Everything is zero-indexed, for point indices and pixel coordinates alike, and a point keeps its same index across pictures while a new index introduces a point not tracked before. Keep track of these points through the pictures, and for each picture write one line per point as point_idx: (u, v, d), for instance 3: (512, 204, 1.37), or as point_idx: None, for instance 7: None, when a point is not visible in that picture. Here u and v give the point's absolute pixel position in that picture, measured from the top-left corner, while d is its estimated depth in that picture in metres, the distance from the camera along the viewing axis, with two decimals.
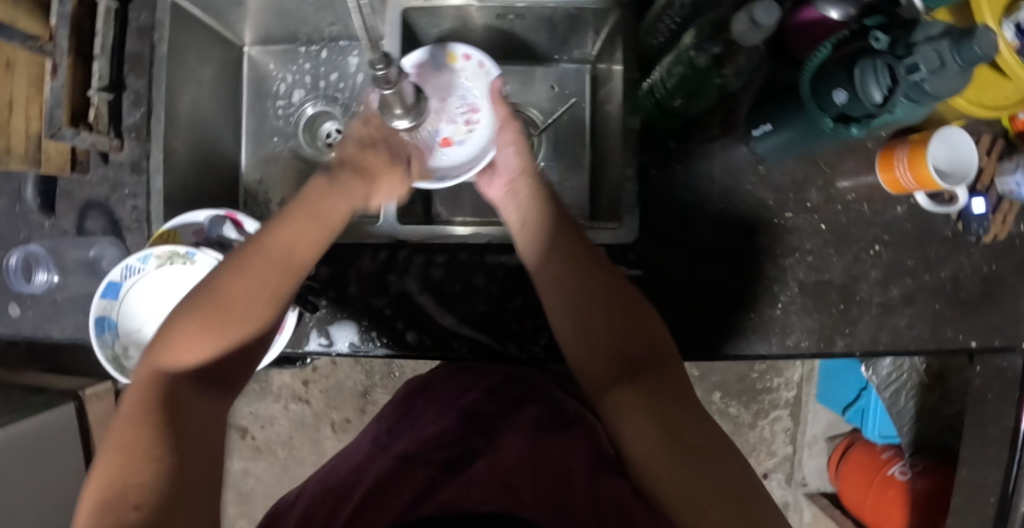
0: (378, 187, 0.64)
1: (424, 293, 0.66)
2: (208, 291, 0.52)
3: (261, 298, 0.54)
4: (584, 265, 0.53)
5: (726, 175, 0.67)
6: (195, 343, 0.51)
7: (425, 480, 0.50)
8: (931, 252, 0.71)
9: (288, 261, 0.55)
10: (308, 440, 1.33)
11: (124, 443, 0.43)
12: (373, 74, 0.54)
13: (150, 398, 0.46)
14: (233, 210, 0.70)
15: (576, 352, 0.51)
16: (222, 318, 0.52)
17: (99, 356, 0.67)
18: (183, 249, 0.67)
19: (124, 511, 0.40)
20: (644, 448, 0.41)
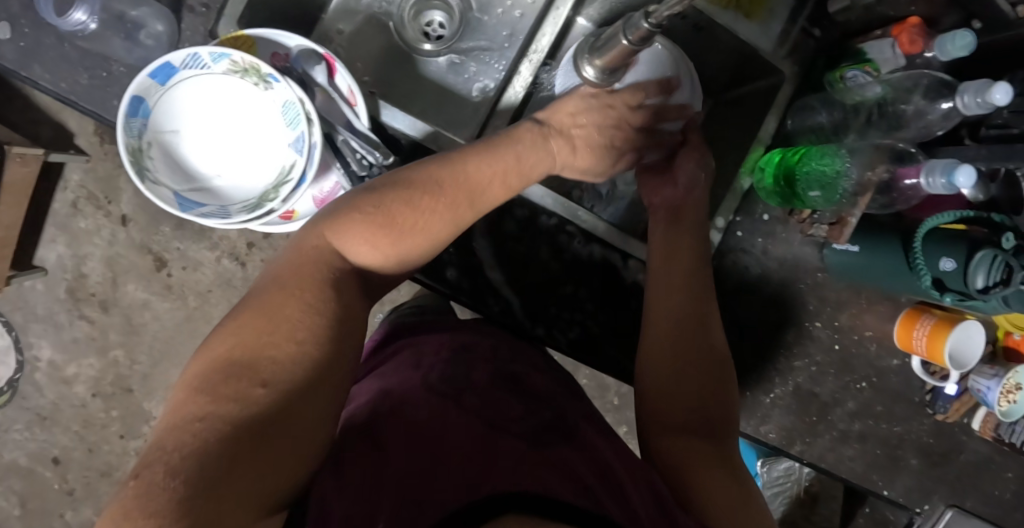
0: (578, 157, 0.61)
1: (485, 237, 0.65)
2: (386, 193, 0.51)
3: (437, 222, 0.52)
4: (689, 319, 0.59)
5: (788, 266, 0.72)
6: (366, 248, 0.49)
7: (513, 455, 0.46)
8: (898, 409, 0.77)
9: (472, 201, 0.53)
10: (226, 302, 1.22)
11: (273, 307, 0.43)
12: (637, 20, 0.44)
13: (305, 270, 0.46)
14: (333, 54, 0.60)
15: (660, 388, 0.58)
16: (404, 231, 0.50)
17: (120, 142, 0.54)
18: (268, 71, 0.56)
19: (253, 383, 0.39)
20: (714, 497, 0.48)
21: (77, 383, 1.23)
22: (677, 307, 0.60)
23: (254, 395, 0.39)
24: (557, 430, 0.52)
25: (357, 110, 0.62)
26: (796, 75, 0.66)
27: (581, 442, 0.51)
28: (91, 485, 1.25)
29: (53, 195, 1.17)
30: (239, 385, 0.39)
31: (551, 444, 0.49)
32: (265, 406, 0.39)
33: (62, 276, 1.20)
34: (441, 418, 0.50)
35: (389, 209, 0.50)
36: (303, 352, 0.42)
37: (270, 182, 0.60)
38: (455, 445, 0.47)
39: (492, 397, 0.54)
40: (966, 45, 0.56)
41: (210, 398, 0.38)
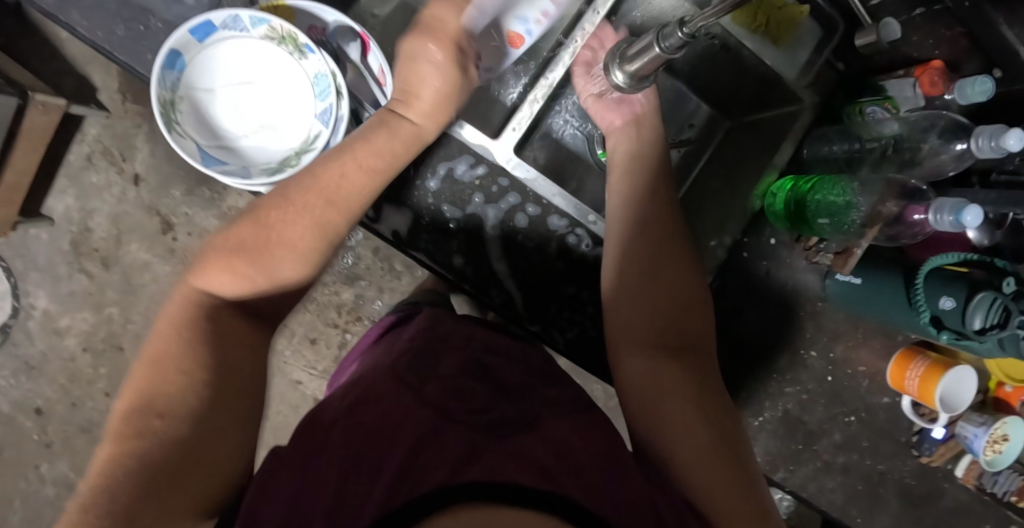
0: (423, 108, 0.61)
1: (495, 229, 0.65)
2: (254, 216, 0.56)
3: (300, 240, 0.56)
4: (657, 287, 0.62)
5: (790, 292, 0.72)
6: (223, 276, 0.55)
7: (466, 434, 0.48)
8: (884, 447, 0.77)
9: (332, 203, 0.57)
10: None
11: (160, 356, 0.51)
12: (670, 28, 0.45)
13: (180, 321, 0.53)
14: (369, 33, 0.60)
15: (631, 324, 0.61)
16: (256, 261, 0.55)
17: (152, 92, 0.55)
18: (304, 41, 0.57)
19: (150, 417, 0.49)
20: (680, 441, 0.55)
21: (69, 336, 1.25)
22: (645, 294, 0.62)
23: (153, 426, 0.48)
24: (517, 421, 0.51)
25: (385, 90, 0.64)
26: (814, 106, 0.67)
27: (539, 427, 0.50)
28: (71, 440, 1.26)
29: (69, 148, 1.20)
30: (146, 423, 0.48)
31: (507, 429, 0.50)
32: (164, 435, 0.48)
33: (68, 228, 1.23)
34: (394, 403, 0.51)
35: (238, 239, 0.55)
36: (189, 381, 0.50)
37: (293, 149, 0.61)
38: (411, 416, 0.49)
39: (456, 381, 0.55)
40: (984, 90, 0.58)
41: (127, 442, 0.48)
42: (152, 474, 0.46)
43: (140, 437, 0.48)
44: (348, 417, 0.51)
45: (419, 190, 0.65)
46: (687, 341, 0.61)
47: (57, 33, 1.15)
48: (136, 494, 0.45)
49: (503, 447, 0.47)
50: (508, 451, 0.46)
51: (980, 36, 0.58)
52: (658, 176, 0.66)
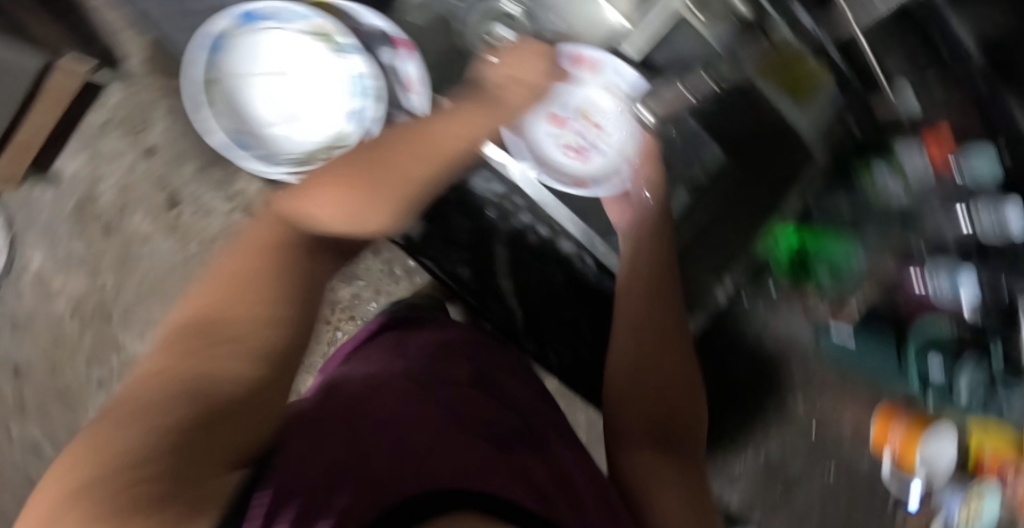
0: (531, 56, 0.53)
1: (504, 246, 0.67)
2: (348, 159, 0.43)
3: (409, 171, 0.40)
4: (659, 330, 0.59)
5: (781, 339, 0.75)
6: (322, 204, 0.40)
7: (478, 450, 0.44)
8: (865, 509, 0.76)
9: (428, 141, 0.41)
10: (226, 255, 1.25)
11: (237, 257, 0.41)
12: None
13: (261, 254, 0.41)
14: (401, 37, 0.57)
15: (628, 380, 0.57)
16: (365, 177, 0.39)
17: (192, 70, 0.57)
18: (341, 43, 0.59)
19: (217, 341, 0.37)
20: (672, 507, 0.51)
21: (59, 299, 1.26)
22: (649, 349, 0.58)
23: (221, 350, 0.36)
24: (525, 438, 0.52)
25: (410, 97, 0.60)
26: (829, 162, 0.65)
27: (547, 454, 0.51)
28: (45, 405, 1.26)
29: (86, 113, 1.22)
30: (199, 342, 0.37)
31: (515, 448, 0.48)
32: (232, 366, 0.36)
33: (74, 191, 1.24)
34: (409, 400, 0.47)
35: (339, 164, 0.42)
36: (276, 326, 0.39)
37: (314, 142, 0.61)
38: None
39: (468, 394, 0.53)
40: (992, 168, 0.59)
41: (185, 358, 0.36)
42: (195, 411, 0.33)
43: (207, 372, 0.35)
44: (365, 400, 0.46)
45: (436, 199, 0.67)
46: (684, 400, 0.58)
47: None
48: (181, 401, 0.33)
49: (512, 464, 0.45)
50: (514, 469, 0.44)
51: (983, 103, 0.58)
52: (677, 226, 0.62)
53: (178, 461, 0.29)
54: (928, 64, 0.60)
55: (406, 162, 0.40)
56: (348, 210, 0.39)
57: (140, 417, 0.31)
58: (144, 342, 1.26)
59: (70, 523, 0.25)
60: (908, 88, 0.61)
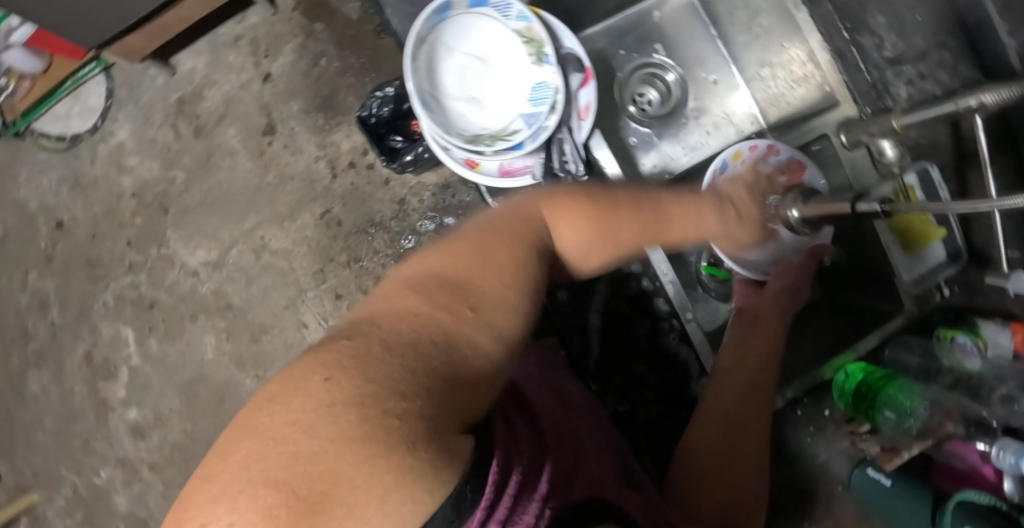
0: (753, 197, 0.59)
1: (608, 284, 0.70)
2: (594, 190, 0.46)
3: (630, 229, 0.45)
4: (736, 450, 0.60)
5: (817, 466, 0.78)
6: (572, 227, 0.43)
7: (604, 469, 0.45)
8: None
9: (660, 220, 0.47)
10: (298, 195, 1.28)
11: (478, 239, 0.38)
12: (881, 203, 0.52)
13: (510, 228, 0.40)
14: (595, 72, 0.65)
15: (710, 462, 0.59)
16: (605, 224, 0.44)
17: (415, 27, 0.61)
18: (547, 53, 0.63)
19: (462, 304, 0.34)
20: None
21: (126, 177, 1.29)
22: (724, 466, 0.59)
23: (463, 312, 0.33)
24: (626, 474, 0.50)
25: (581, 124, 0.66)
26: (914, 314, 0.72)
27: (645, 489, 0.50)
28: (73, 267, 1.29)
29: (225, 22, 1.28)
30: (447, 297, 0.34)
31: (624, 477, 0.49)
32: (473, 324, 0.33)
33: (183, 86, 1.29)
34: (543, 402, 0.48)
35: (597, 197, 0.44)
36: (510, 300, 0.36)
37: (487, 130, 0.66)
38: (563, 432, 0.45)
39: (579, 413, 0.53)
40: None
41: (419, 301, 0.33)
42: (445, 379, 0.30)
43: (449, 319, 0.33)
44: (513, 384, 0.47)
45: None
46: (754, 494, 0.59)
47: None
48: (416, 340, 0.30)
49: (627, 491, 0.46)
50: (630, 496, 0.45)
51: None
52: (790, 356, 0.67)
53: (423, 416, 0.28)
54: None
55: (633, 219, 0.45)
56: (580, 241, 0.43)
57: (367, 366, 0.27)
58: (189, 246, 1.29)
59: (338, 447, 0.25)
60: None
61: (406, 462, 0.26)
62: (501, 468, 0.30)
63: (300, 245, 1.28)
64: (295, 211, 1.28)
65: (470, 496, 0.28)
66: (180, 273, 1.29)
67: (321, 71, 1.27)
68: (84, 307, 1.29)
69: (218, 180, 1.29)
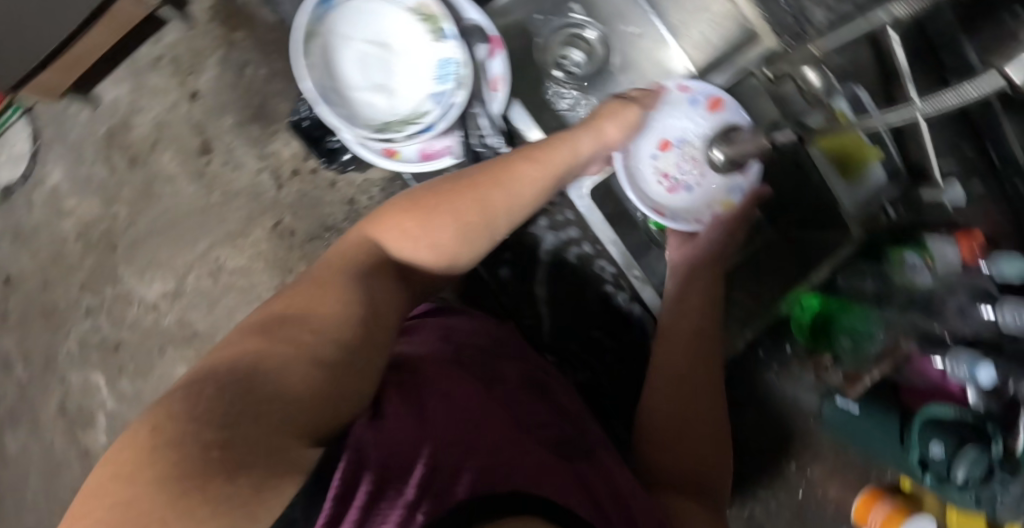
0: (595, 135, 0.63)
1: (548, 255, 0.68)
2: (427, 189, 0.58)
3: (468, 213, 0.56)
4: (695, 411, 0.60)
5: (788, 400, 0.78)
6: (394, 231, 0.55)
7: (541, 453, 0.47)
8: None
9: (499, 186, 0.58)
10: (246, 211, 1.25)
11: (317, 273, 0.52)
12: None
13: (345, 253, 0.54)
14: (500, 40, 0.63)
15: (668, 430, 0.60)
16: (421, 210, 0.56)
17: (300, 18, 0.58)
18: (443, 28, 0.61)
19: (302, 329, 0.44)
20: None
21: (68, 219, 1.25)
22: (676, 431, 0.59)
23: (303, 338, 0.44)
24: (576, 444, 0.53)
25: (494, 95, 0.64)
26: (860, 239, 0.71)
27: (596, 458, 0.52)
28: (30, 319, 1.26)
29: (142, 45, 1.23)
30: (286, 330, 0.44)
31: (571, 452, 0.51)
32: (320, 335, 0.45)
33: (110, 117, 1.25)
34: (474, 397, 0.49)
35: (423, 200, 0.56)
36: (347, 310, 0.47)
37: (399, 115, 0.64)
38: (493, 423, 0.47)
39: (523, 394, 0.55)
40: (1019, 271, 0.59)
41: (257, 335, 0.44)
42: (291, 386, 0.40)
43: (292, 335, 0.44)
44: (439, 383, 0.49)
45: None
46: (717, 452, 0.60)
47: None
48: (234, 389, 0.37)
49: (570, 465, 0.48)
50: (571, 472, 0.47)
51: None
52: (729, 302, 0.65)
53: (236, 455, 0.33)
54: (974, 174, 0.63)
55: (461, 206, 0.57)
56: (404, 234, 0.55)
57: (186, 408, 0.35)
58: (143, 279, 1.26)
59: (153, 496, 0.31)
60: (955, 183, 0.65)
61: (193, 511, 0.30)
62: (349, 469, 0.34)
63: (257, 261, 1.25)
64: (246, 228, 1.25)
65: (303, 515, 0.32)
66: (140, 308, 1.26)
67: (249, 80, 1.24)
68: (49, 358, 1.26)
69: (162, 208, 1.25)
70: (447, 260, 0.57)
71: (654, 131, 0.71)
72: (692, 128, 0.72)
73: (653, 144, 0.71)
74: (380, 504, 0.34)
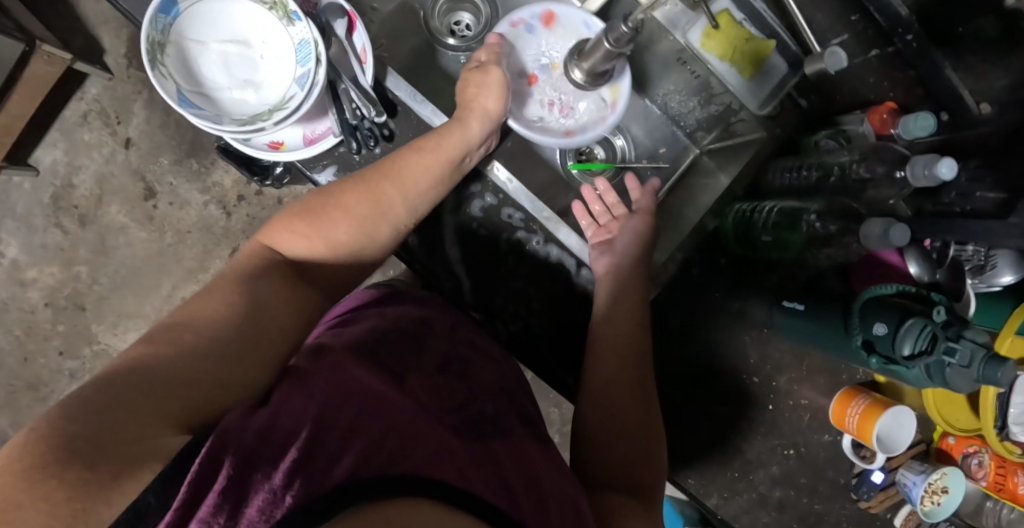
0: (470, 121, 0.64)
1: (452, 215, 0.66)
2: (320, 191, 0.61)
3: (359, 210, 0.59)
4: (632, 404, 0.62)
5: (738, 317, 0.72)
6: (288, 235, 0.58)
7: (445, 434, 0.47)
8: (820, 486, 0.77)
9: (393, 185, 0.61)
10: (202, 246, 1.26)
11: (214, 282, 0.53)
12: (615, 28, 0.58)
13: (246, 263, 0.55)
14: (356, 12, 0.62)
15: (600, 420, 0.62)
16: (314, 213, 0.59)
17: (142, 29, 0.56)
18: (293, 9, 0.59)
19: (184, 331, 0.47)
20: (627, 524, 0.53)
21: (32, 289, 1.26)
22: (611, 422, 0.62)
23: (185, 338, 0.46)
24: (493, 426, 0.54)
25: (364, 67, 0.63)
26: (777, 136, 0.70)
27: (513, 439, 0.54)
28: (16, 395, 1.27)
29: (65, 104, 1.24)
30: (173, 335, 0.47)
31: (484, 436, 0.51)
32: (202, 335, 0.47)
33: (51, 182, 1.25)
34: (380, 383, 0.50)
35: (310, 201, 0.59)
36: (231, 309, 0.50)
37: (268, 105, 0.62)
38: (394, 407, 0.47)
39: (438, 377, 0.56)
40: (924, 126, 0.58)
41: (151, 342, 0.46)
42: (168, 377, 0.43)
43: (176, 342, 0.46)
44: (340, 372, 0.50)
45: None
46: (652, 433, 0.62)
47: None
48: (107, 399, 0.40)
49: (475, 449, 0.48)
50: (476, 454, 0.48)
51: (928, 82, 0.60)
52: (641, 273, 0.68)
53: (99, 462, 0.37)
54: (872, 46, 0.65)
55: (354, 206, 0.60)
56: (298, 230, 0.58)
57: (75, 420, 0.38)
58: (117, 333, 1.27)
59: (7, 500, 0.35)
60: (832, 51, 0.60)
61: (42, 501, 0.35)
62: (209, 457, 0.39)
63: None
64: (205, 262, 1.26)
65: (156, 500, 0.38)
66: None
67: (177, 117, 1.24)
68: None
69: (120, 260, 1.26)
70: (346, 252, 0.60)
71: (517, 74, 0.74)
72: (546, 49, 0.73)
73: (524, 85, 0.75)
74: (237, 486, 0.38)
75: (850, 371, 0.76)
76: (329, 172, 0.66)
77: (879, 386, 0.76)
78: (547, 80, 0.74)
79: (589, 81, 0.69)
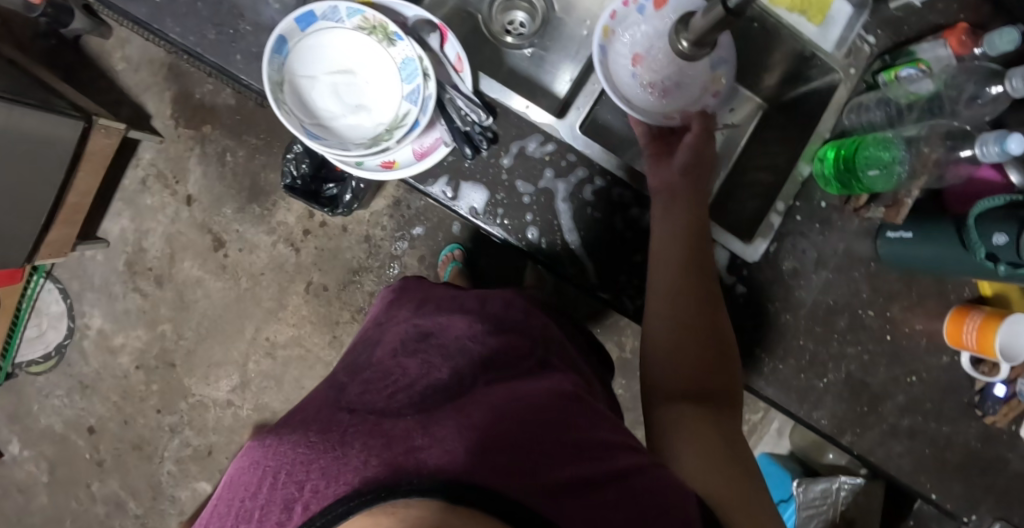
0: None
1: (566, 202, 0.69)
2: None
3: None
4: (684, 340, 0.62)
5: (845, 255, 0.75)
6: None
7: (375, 423, 0.41)
8: (947, 408, 0.78)
9: None
10: (277, 286, 1.29)
11: None
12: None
13: None
14: (448, 25, 0.65)
15: (658, 367, 0.62)
16: None
17: (264, 73, 0.59)
18: (394, 31, 0.62)
19: None
20: (692, 454, 0.53)
21: (121, 355, 1.30)
22: (670, 353, 0.62)
23: None
24: (447, 388, 0.47)
25: (461, 76, 0.67)
26: (852, 76, 0.73)
27: (469, 392, 0.47)
28: (123, 458, 1.31)
29: (124, 172, 1.28)
30: None
31: (428, 401, 0.45)
32: None
33: (122, 250, 1.29)
34: (305, 419, 0.44)
35: None
36: None
37: (383, 125, 0.66)
38: (307, 432, 0.40)
39: (386, 365, 0.51)
40: (1011, 41, 0.64)
41: None
42: None
43: None
44: (268, 428, 0.44)
45: (494, 167, 0.68)
46: (716, 361, 0.61)
47: (112, 65, 1.27)
48: None
49: (410, 417, 0.41)
50: (413, 422, 0.41)
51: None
52: (699, 217, 0.67)
53: None
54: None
55: None
56: None
57: None
58: (210, 383, 1.30)
59: None
60: None
61: None
62: None
63: (304, 327, 1.30)
64: (283, 301, 1.30)
65: None
66: (217, 409, 1.31)
67: (232, 166, 1.27)
68: (154, 487, 1.32)
69: (200, 313, 1.30)
70: None
71: (621, 57, 0.72)
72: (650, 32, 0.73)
73: (627, 65, 0.72)
74: None
75: (958, 290, 0.78)
76: (442, 182, 0.68)
77: (989, 300, 0.77)
78: (651, 59, 0.72)
79: (692, 51, 0.67)
